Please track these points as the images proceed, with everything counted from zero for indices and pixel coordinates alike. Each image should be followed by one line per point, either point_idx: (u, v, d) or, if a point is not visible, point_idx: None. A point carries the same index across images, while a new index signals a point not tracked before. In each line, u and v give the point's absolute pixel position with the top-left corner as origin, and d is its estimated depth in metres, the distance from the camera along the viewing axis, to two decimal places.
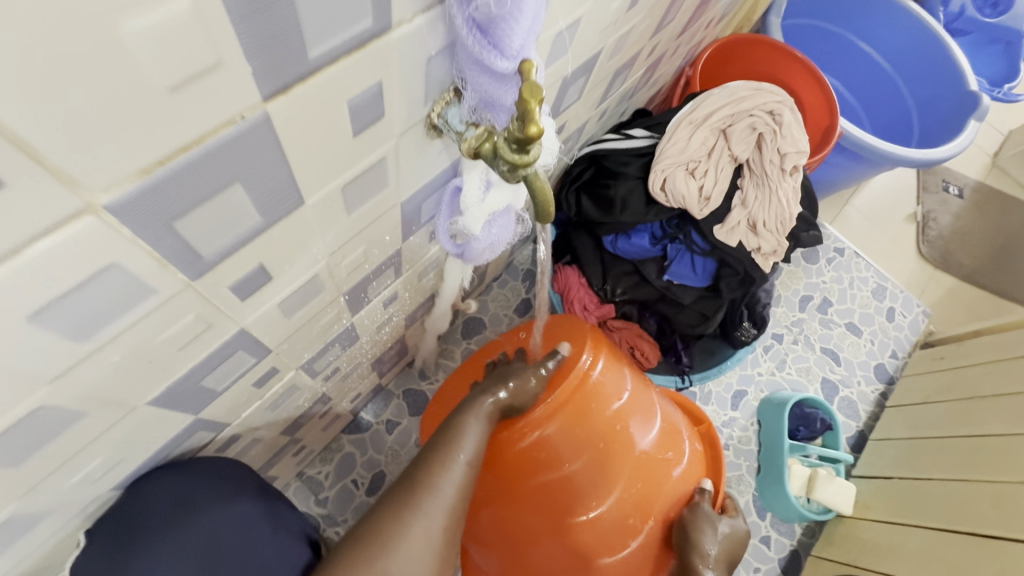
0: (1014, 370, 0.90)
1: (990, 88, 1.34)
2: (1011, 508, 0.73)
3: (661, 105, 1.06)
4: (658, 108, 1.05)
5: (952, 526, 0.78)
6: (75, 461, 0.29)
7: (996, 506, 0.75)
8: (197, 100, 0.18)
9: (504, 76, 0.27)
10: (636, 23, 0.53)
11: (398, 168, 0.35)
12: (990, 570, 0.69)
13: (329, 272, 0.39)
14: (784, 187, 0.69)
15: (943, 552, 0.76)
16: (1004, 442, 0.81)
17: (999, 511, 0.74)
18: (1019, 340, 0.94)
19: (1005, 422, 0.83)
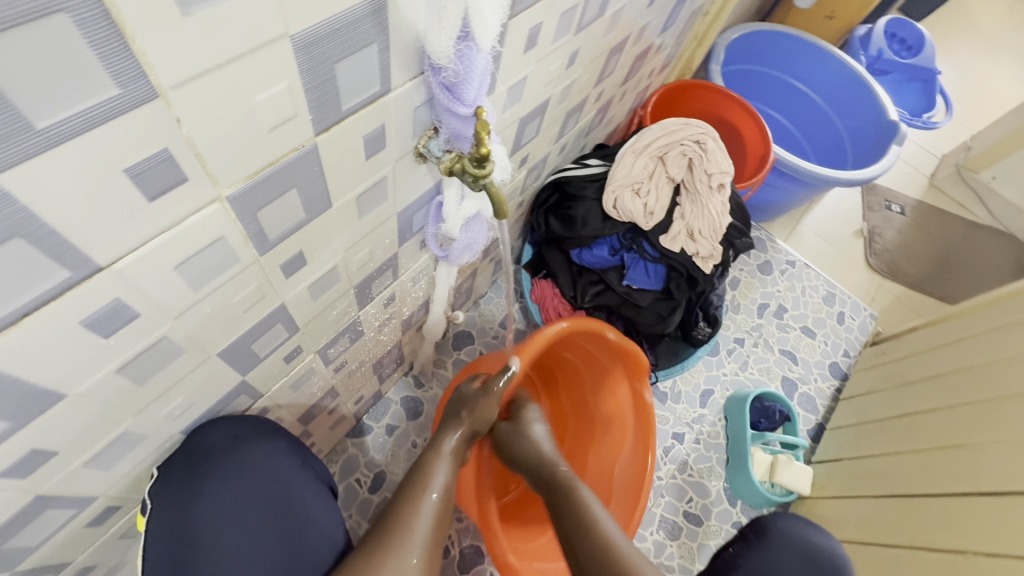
0: (934, 358, 1.05)
1: (912, 118, 1.53)
2: (932, 471, 0.86)
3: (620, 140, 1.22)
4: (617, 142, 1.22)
5: (889, 493, 0.90)
6: (168, 391, 0.41)
7: (921, 470, 0.88)
8: (282, 135, 0.31)
9: (465, 117, 0.41)
10: (577, 76, 0.69)
11: (396, 185, 0.48)
12: (918, 524, 0.82)
13: (344, 265, 0.51)
14: (713, 201, 0.83)
15: (884, 522, 0.88)
16: (929, 419, 0.94)
17: (923, 474, 0.87)
18: (938, 332, 1.09)
19: (929, 402, 0.97)
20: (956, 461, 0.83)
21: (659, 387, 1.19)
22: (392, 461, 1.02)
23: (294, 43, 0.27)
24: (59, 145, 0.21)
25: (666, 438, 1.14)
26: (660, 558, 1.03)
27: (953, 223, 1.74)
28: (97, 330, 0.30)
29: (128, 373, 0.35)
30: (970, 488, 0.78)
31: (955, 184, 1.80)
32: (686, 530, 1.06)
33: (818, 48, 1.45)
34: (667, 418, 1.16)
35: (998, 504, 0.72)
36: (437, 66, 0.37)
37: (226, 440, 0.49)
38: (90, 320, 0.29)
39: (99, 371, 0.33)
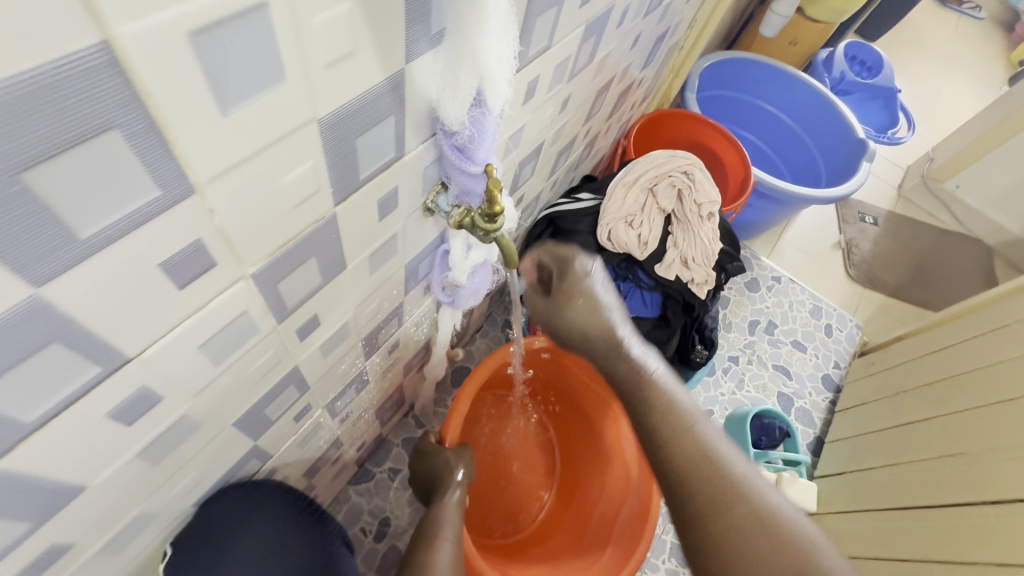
0: (931, 364, 1.06)
1: (878, 134, 1.60)
2: (934, 479, 0.87)
3: (605, 170, 1.25)
4: (603, 172, 1.24)
5: (895, 504, 0.91)
6: (183, 468, 0.40)
7: (923, 480, 0.88)
8: (305, 209, 0.31)
9: (475, 174, 0.42)
10: (569, 117, 0.70)
11: (404, 239, 0.48)
12: (924, 534, 0.82)
13: (354, 320, 0.51)
14: (704, 229, 0.86)
15: (890, 534, 0.88)
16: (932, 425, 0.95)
17: (926, 483, 0.88)
18: (933, 337, 1.10)
19: (932, 406, 0.98)
20: (957, 468, 0.84)
21: None
22: (397, 506, 0.99)
23: (321, 125, 0.28)
24: (103, 249, 0.21)
25: None
26: None
27: (924, 231, 1.82)
28: (121, 419, 0.29)
29: (147, 456, 0.34)
30: (972, 496, 0.79)
31: (923, 194, 1.88)
32: None
33: (786, 73, 1.52)
34: None
35: (997, 514, 0.74)
36: (449, 130, 0.38)
37: (244, 505, 0.49)
38: (115, 410, 0.28)
39: (119, 459, 0.31)
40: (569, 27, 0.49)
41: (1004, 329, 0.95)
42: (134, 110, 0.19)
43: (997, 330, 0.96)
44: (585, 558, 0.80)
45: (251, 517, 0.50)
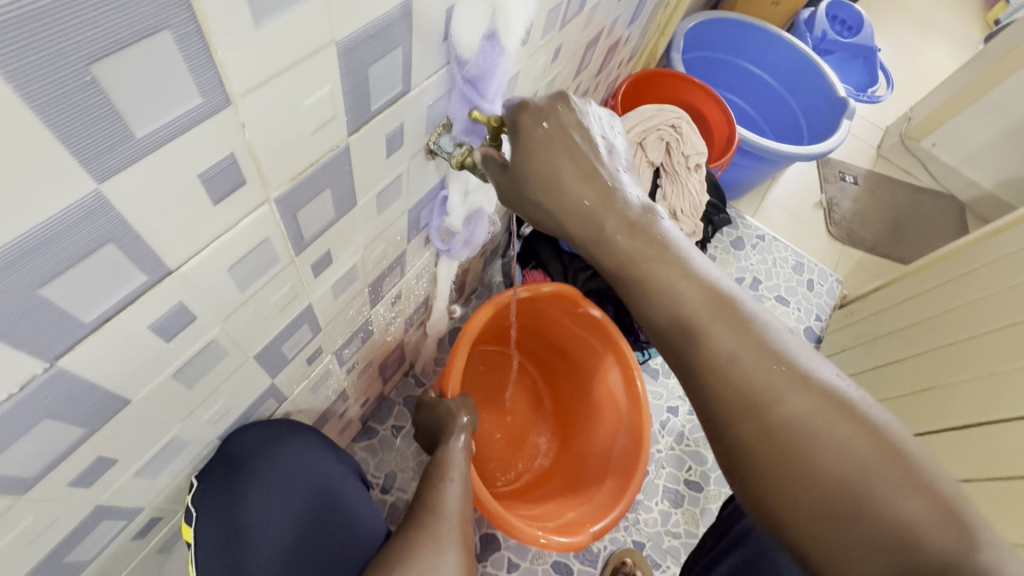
0: (915, 305, 1.10)
1: (858, 93, 1.63)
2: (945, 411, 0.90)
3: None
4: None
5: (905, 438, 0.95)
6: (210, 398, 0.42)
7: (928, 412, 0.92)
8: (322, 136, 0.33)
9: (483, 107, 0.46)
10: (559, 69, 0.72)
11: (408, 181, 0.50)
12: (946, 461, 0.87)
13: (361, 264, 0.53)
14: (692, 181, 0.88)
15: None
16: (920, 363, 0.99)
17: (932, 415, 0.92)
18: (917, 280, 1.13)
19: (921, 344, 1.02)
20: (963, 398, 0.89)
21: (650, 364, 1.24)
22: (401, 460, 1.03)
23: (339, 49, 0.30)
24: (153, 152, 0.23)
25: (661, 413, 1.19)
26: (667, 528, 1.08)
27: (901, 189, 1.87)
28: (161, 333, 0.31)
29: (182, 377, 0.36)
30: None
31: (900, 153, 1.92)
32: (688, 497, 1.11)
33: (768, 33, 1.54)
34: (660, 393, 1.21)
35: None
36: (462, 61, 0.41)
37: (272, 438, 0.53)
38: (157, 323, 0.31)
39: (158, 376, 0.34)
40: None
41: (970, 272, 1.01)
42: (184, 13, 0.20)
43: (965, 274, 1.02)
44: (585, 490, 0.86)
45: (279, 450, 0.54)
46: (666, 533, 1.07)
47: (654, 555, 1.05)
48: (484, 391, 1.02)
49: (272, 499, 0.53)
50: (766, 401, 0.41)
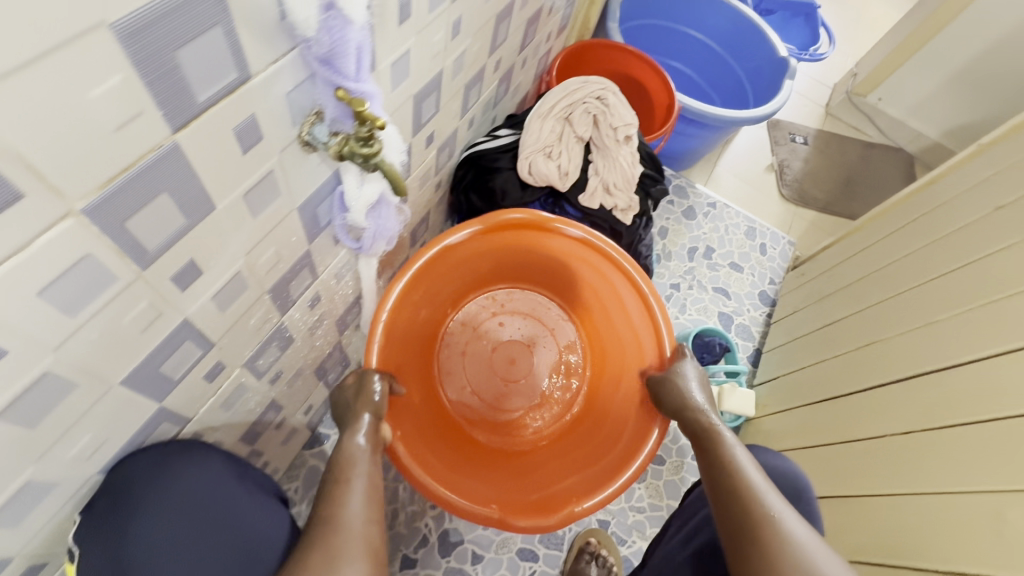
0: (874, 254, 1.07)
1: (800, 52, 1.62)
2: (925, 351, 0.82)
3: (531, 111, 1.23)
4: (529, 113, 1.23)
5: (886, 378, 0.85)
6: (71, 433, 0.39)
7: (909, 354, 0.84)
8: (130, 135, 0.29)
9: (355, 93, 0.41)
10: (467, 45, 0.68)
11: (286, 177, 0.46)
12: (921, 402, 0.77)
13: (249, 270, 0.49)
14: (622, 154, 0.86)
15: (883, 410, 0.82)
16: (885, 307, 0.95)
17: (911, 356, 0.83)
18: (878, 228, 1.11)
19: (880, 291, 0.99)
20: (927, 337, 0.83)
21: None
22: None
23: (116, 32, 0.26)
24: None
25: None
26: (631, 504, 1.08)
27: (851, 146, 1.89)
28: None
29: (11, 417, 0.33)
30: (883, 379, 0.86)
31: (848, 110, 1.93)
32: (650, 471, 1.11)
33: None
34: None
35: (899, 389, 0.82)
36: (308, 40, 0.37)
37: (146, 463, 0.48)
38: None
39: None
40: None
41: (911, 224, 1.02)
42: None
43: (906, 226, 1.02)
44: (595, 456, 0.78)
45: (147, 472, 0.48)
46: (630, 509, 1.07)
47: (619, 532, 1.05)
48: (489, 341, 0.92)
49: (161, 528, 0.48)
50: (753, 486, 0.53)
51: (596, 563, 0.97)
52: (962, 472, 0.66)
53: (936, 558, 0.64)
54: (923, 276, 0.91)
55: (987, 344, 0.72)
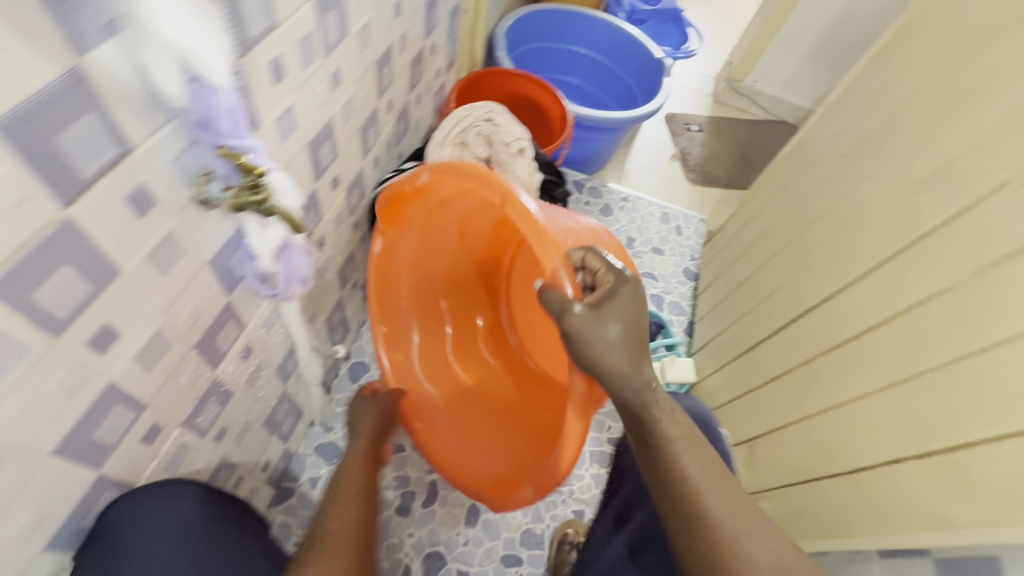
0: (766, 214, 1.19)
1: (675, 51, 1.79)
2: (806, 286, 0.92)
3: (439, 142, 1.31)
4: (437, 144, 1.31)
5: (784, 320, 0.96)
6: (7, 510, 0.40)
7: (797, 292, 0.94)
8: (22, 216, 0.33)
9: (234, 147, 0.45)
10: (351, 92, 0.74)
11: (189, 235, 0.50)
12: (810, 330, 0.87)
13: (169, 328, 0.52)
14: (518, 166, 0.95)
15: (788, 344, 0.92)
16: (778, 258, 1.06)
17: (799, 293, 0.93)
18: (762, 193, 1.24)
19: (771, 246, 1.11)
20: (806, 275, 0.94)
21: None
22: None
23: None
24: None
25: None
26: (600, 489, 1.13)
27: (741, 126, 2.08)
28: None
29: None
30: (782, 321, 0.96)
31: (732, 95, 2.13)
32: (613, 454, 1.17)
33: (585, 16, 1.67)
34: None
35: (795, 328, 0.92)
36: (184, 110, 0.41)
37: (129, 518, 0.51)
38: None
39: None
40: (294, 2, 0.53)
41: (785, 184, 1.14)
42: None
43: (783, 187, 1.14)
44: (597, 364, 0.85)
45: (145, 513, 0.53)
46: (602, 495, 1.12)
47: None
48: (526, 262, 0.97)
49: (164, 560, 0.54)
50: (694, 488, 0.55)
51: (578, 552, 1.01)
52: (840, 380, 0.75)
53: (837, 459, 0.72)
54: (796, 225, 1.03)
55: (845, 274, 0.82)
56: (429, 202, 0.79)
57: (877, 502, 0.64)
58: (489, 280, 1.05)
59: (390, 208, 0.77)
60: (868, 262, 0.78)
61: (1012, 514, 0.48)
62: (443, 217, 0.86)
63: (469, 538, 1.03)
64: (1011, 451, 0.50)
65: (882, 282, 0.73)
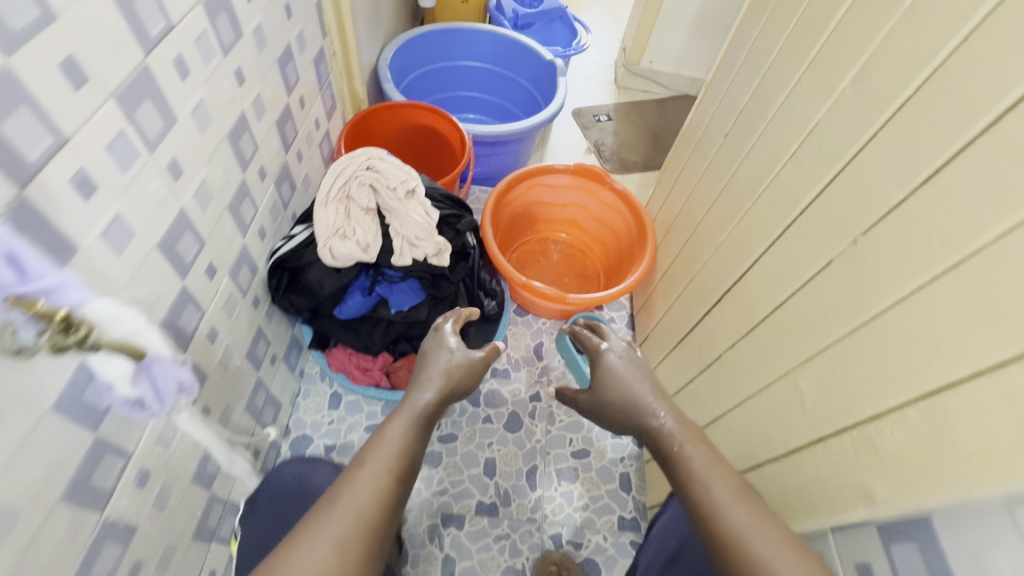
0: (679, 191, 1.17)
1: (566, 49, 1.79)
2: (729, 257, 0.87)
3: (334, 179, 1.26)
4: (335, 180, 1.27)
5: (713, 300, 0.91)
6: None
7: (723, 264, 0.89)
8: None
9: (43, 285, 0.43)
10: (202, 177, 0.69)
11: (9, 392, 0.44)
12: (735, 309, 0.84)
13: (13, 496, 0.46)
14: (411, 209, 0.91)
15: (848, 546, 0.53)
16: (696, 235, 1.03)
17: (725, 265, 0.88)
18: (673, 171, 1.23)
19: (686, 227, 1.08)
20: (725, 251, 0.89)
21: (498, 368, 1.27)
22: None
23: None
24: None
25: (526, 404, 1.23)
26: (575, 506, 1.12)
27: (648, 108, 2.09)
28: None
29: None
30: (710, 303, 0.92)
31: (632, 80, 2.14)
32: (581, 468, 1.16)
33: (469, 30, 1.63)
34: (519, 388, 1.25)
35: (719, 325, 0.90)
36: None
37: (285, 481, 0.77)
38: None
39: None
40: (79, 113, 0.48)
41: (686, 168, 1.14)
42: None
43: (686, 170, 1.13)
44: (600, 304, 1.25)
45: (275, 488, 0.77)
46: (576, 511, 1.11)
47: (573, 538, 1.08)
48: (544, 273, 1.43)
49: (277, 504, 0.75)
50: (739, 539, 0.51)
51: None
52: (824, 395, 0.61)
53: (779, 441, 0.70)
54: (709, 193, 0.99)
55: (752, 257, 0.81)
56: (596, 189, 1.34)
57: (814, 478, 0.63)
58: (515, 236, 1.42)
59: (578, 169, 1.32)
60: (766, 241, 0.77)
61: (940, 484, 0.47)
62: (571, 193, 1.38)
63: None
64: (917, 415, 0.49)
65: (778, 260, 0.73)
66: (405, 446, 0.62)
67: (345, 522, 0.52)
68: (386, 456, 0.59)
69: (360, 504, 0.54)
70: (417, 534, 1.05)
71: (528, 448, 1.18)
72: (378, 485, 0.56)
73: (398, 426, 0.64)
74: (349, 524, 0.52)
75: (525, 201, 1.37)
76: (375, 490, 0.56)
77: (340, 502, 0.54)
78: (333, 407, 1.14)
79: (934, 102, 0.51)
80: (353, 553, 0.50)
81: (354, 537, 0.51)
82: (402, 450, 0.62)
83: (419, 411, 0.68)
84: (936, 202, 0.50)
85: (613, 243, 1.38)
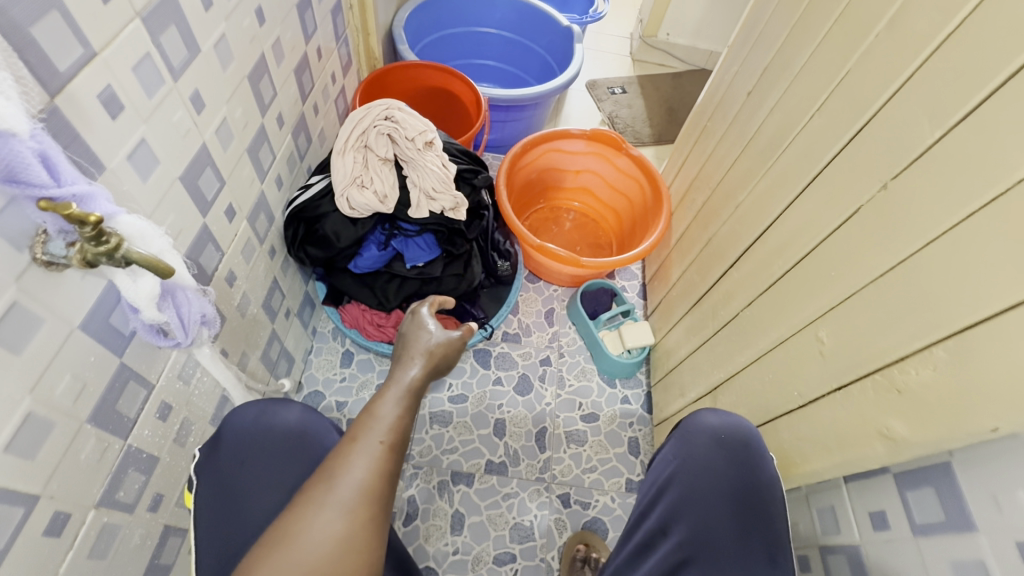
0: (696, 157, 1.16)
1: (584, 17, 1.75)
2: (748, 218, 0.87)
3: None
4: None
5: (728, 261, 0.91)
6: None
7: (740, 226, 0.89)
8: None
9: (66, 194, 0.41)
10: (224, 114, 0.68)
11: (41, 303, 0.45)
12: (754, 267, 0.83)
13: (46, 407, 0.48)
14: (429, 160, 0.92)
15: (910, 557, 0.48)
16: (712, 199, 1.02)
17: (743, 226, 0.88)
18: (690, 138, 1.22)
19: (703, 192, 1.08)
20: (744, 211, 0.89)
21: (508, 331, 1.28)
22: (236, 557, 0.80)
23: None
24: None
25: (537, 368, 1.23)
26: (582, 467, 1.12)
27: (663, 81, 2.06)
28: None
29: None
30: (726, 266, 0.92)
31: (649, 52, 2.11)
32: (589, 430, 1.17)
33: None
34: (529, 353, 1.25)
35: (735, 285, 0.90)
36: None
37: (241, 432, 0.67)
38: None
39: None
40: (109, 28, 0.47)
41: (704, 133, 1.13)
42: None
43: (705, 135, 1.12)
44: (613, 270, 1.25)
45: (237, 429, 0.67)
46: (583, 473, 1.12)
47: (580, 497, 1.09)
48: (556, 240, 1.42)
49: (245, 445, 0.67)
50: None
51: (589, 567, 0.99)
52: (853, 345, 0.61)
53: (798, 393, 0.70)
54: (728, 157, 0.99)
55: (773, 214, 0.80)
56: (611, 156, 1.32)
57: (831, 426, 0.64)
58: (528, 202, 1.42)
59: (594, 134, 1.30)
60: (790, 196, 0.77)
61: (958, 417, 0.48)
62: (585, 159, 1.37)
63: (458, 546, 1.02)
64: (946, 355, 0.50)
65: (802, 214, 0.73)
66: (402, 418, 0.51)
67: (350, 490, 0.46)
68: (381, 427, 0.50)
69: (359, 486, 0.46)
70: (427, 491, 1.06)
71: (538, 411, 1.18)
72: (373, 462, 0.47)
73: (389, 399, 0.53)
74: (354, 495, 0.45)
75: (539, 166, 1.36)
76: (373, 466, 0.48)
77: (336, 482, 0.46)
78: (345, 364, 1.14)
79: (976, 37, 0.49)
80: (363, 519, 0.45)
81: (361, 508, 0.45)
82: (402, 417, 0.52)
83: (408, 383, 0.55)
84: (971, 140, 0.49)
85: (626, 210, 1.37)
